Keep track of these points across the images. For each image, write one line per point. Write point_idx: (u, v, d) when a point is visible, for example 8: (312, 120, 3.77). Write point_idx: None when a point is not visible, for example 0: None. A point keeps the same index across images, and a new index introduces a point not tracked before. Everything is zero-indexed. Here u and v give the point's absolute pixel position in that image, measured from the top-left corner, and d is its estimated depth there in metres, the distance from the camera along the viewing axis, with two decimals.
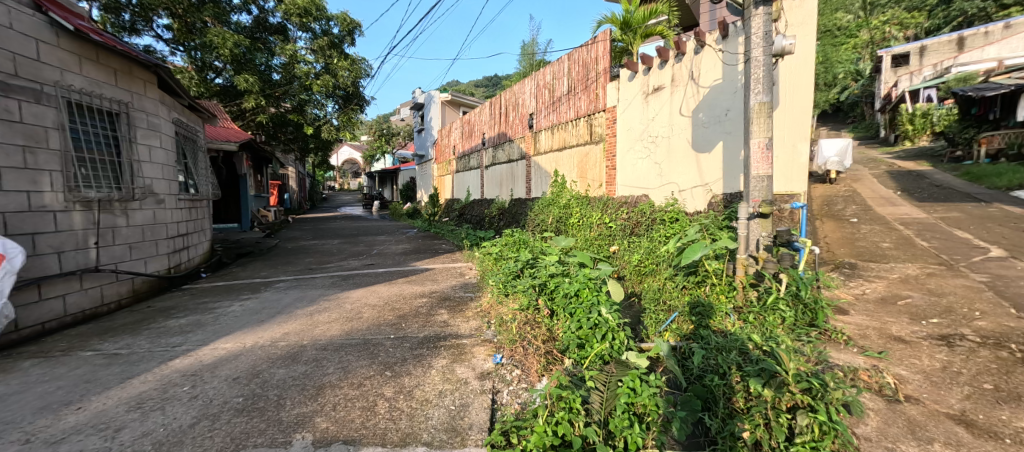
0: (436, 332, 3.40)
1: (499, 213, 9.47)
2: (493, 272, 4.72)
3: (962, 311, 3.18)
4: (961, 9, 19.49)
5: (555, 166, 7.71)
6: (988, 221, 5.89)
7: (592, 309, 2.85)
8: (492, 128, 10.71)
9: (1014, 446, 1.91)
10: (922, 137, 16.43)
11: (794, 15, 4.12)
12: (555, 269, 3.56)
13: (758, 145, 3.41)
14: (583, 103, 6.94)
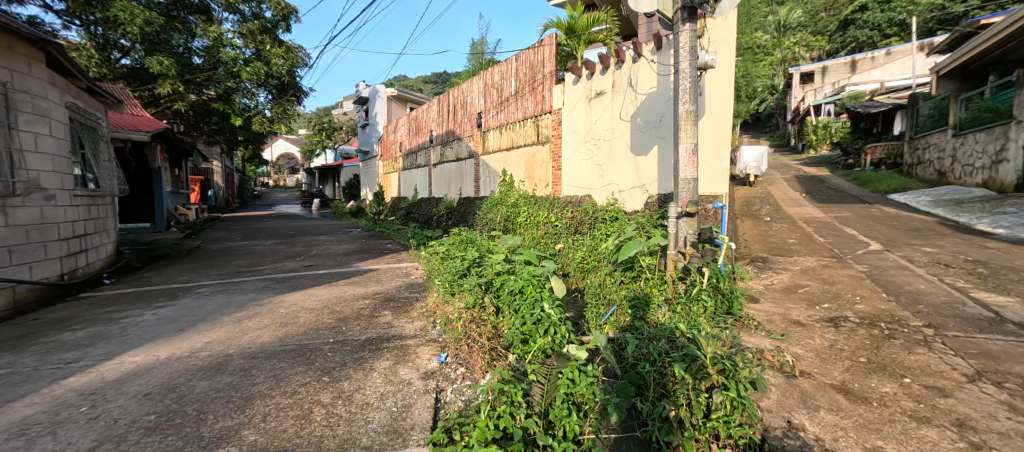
0: (378, 334, 3.33)
1: (447, 212, 9.41)
2: (440, 271, 4.69)
3: (847, 297, 3.66)
4: (854, 37, 22.19)
5: (503, 166, 7.79)
6: (871, 220, 6.80)
7: (536, 305, 2.94)
8: (440, 126, 10.57)
9: (879, 407, 2.24)
10: (823, 147, 18.58)
11: (716, 32, 4.49)
12: (501, 267, 3.64)
13: (685, 150, 3.67)
14: (530, 104, 7.07)
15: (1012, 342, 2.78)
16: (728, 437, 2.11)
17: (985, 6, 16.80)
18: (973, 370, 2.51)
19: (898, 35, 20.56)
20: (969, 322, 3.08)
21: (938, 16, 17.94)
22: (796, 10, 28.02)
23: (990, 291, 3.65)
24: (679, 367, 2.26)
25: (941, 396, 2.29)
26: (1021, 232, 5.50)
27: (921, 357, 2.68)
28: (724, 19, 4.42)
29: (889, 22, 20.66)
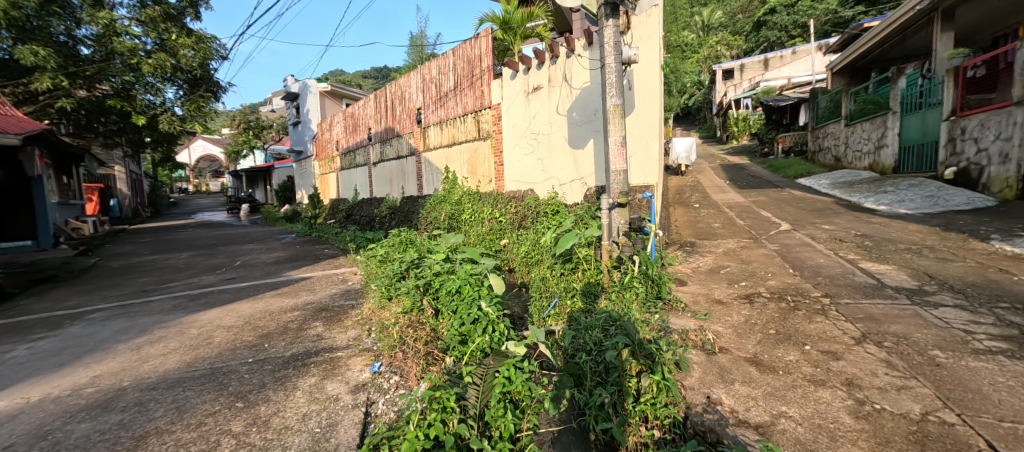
0: (306, 348, 3.15)
1: (390, 212, 9.09)
2: (378, 273, 4.50)
3: (761, 274, 4.02)
4: (766, 37, 24.39)
5: (446, 162, 7.65)
6: (783, 203, 7.49)
7: (473, 304, 2.93)
8: (378, 122, 10.16)
9: (783, 375, 2.48)
10: (743, 137, 20.29)
11: (640, 29, 4.70)
12: (440, 267, 3.58)
13: (615, 143, 3.79)
14: (470, 100, 6.98)
15: (889, 305, 3.20)
16: (656, 419, 2.23)
17: (868, 11, 19.14)
18: (859, 332, 2.86)
19: (801, 37, 22.85)
20: (857, 290, 3.50)
21: (832, 19, 20.30)
22: (717, 11, 30.19)
23: (874, 261, 4.17)
24: (612, 355, 2.35)
25: (834, 359, 2.58)
26: (899, 208, 6.33)
27: (818, 325, 3.00)
28: (649, 17, 4.63)
29: (794, 24, 22.89)
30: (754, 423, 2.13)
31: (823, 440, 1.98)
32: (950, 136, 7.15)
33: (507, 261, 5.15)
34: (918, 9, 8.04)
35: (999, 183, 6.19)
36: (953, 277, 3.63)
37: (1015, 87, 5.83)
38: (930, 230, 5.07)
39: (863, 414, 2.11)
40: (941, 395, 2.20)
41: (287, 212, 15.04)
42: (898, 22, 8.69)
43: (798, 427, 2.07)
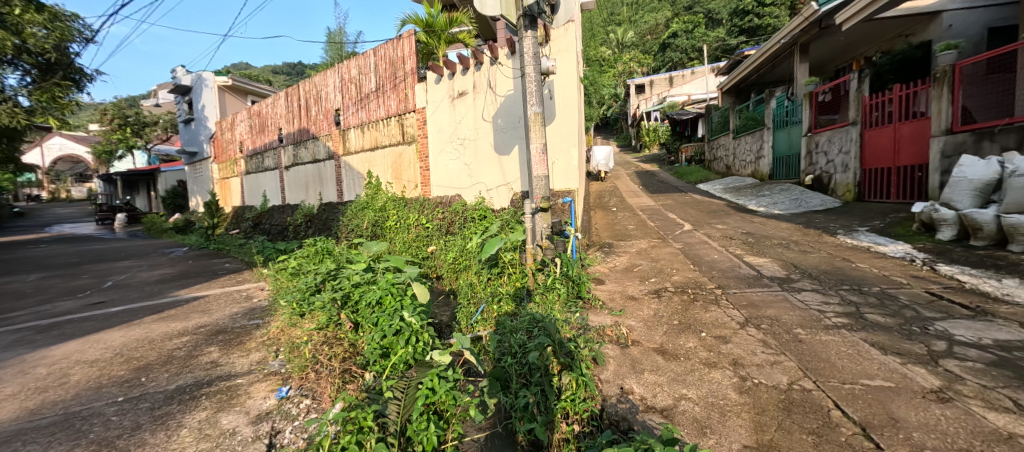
0: (196, 378, 2.83)
1: (305, 220, 8.51)
2: (290, 286, 4.18)
3: (668, 270, 4.38)
4: (670, 58, 26.81)
5: (368, 167, 7.32)
6: (685, 206, 8.25)
7: (395, 315, 2.86)
8: (290, 123, 9.44)
9: (684, 361, 2.72)
10: (653, 147, 22.02)
11: (559, 42, 4.90)
12: (361, 277, 3.44)
13: (536, 150, 3.83)
14: (393, 102, 6.75)
15: (767, 292, 3.67)
16: (576, 414, 2.32)
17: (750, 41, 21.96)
18: (744, 317, 3.24)
19: (698, 59, 25.57)
20: (742, 280, 3.96)
21: (722, 46, 23.01)
22: (629, 31, 32.58)
23: (756, 254, 4.75)
24: (535, 356, 2.43)
25: (724, 342, 2.89)
26: (776, 209, 7.27)
27: (713, 313, 3.35)
28: (566, 30, 4.84)
29: (692, 48, 25.48)
30: (660, 407, 2.31)
31: (715, 416, 2.21)
32: (809, 148, 8.38)
33: (435, 268, 5.09)
34: (781, 43, 9.34)
35: (842, 188, 7.36)
36: (812, 266, 4.25)
37: (853, 110, 7.04)
38: (797, 227, 5.90)
39: (746, 389, 2.40)
40: (804, 366, 2.56)
41: (177, 222, 13.44)
42: (767, 53, 10.03)
43: (695, 407, 2.29)
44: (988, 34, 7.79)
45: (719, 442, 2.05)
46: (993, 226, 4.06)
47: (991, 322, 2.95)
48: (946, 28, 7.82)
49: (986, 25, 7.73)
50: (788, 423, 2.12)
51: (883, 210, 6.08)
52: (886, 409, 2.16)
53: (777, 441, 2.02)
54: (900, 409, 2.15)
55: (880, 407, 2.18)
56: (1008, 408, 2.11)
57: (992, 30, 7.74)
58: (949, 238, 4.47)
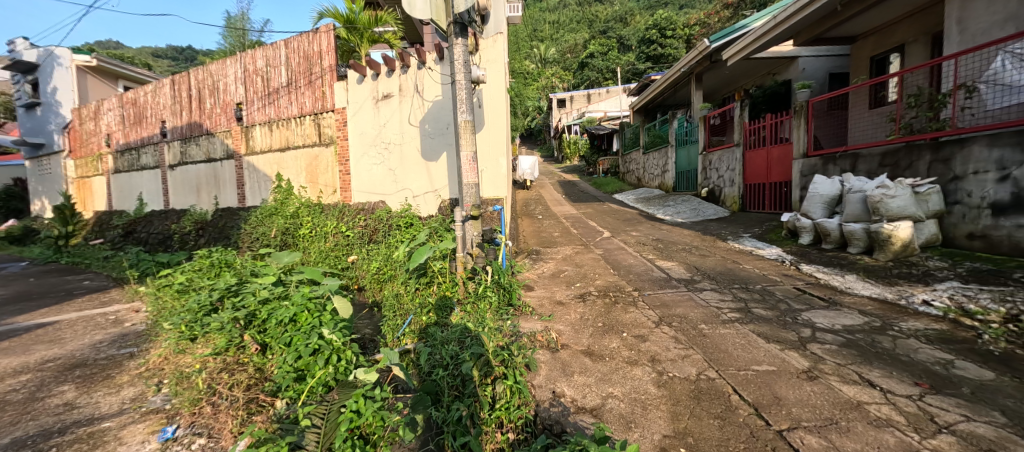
0: (46, 426, 2.40)
1: (195, 227, 7.53)
2: (177, 305, 3.65)
3: (591, 275, 4.57)
4: (587, 76, 28.45)
5: (277, 168, 6.66)
6: (604, 214, 8.69)
7: (312, 333, 2.67)
8: (175, 115, 8.21)
9: (609, 360, 2.84)
10: (574, 158, 23.21)
11: (487, 52, 4.93)
12: (270, 292, 3.11)
13: (466, 158, 3.79)
14: (308, 100, 6.25)
15: (675, 292, 3.97)
16: (510, 422, 2.31)
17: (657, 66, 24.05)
18: (659, 317, 3.47)
19: (613, 79, 27.39)
20: (655, 283, 4.25)
21: (631, 70, 24.96)
22: (551, 48, 33.99)
23: (664, 258, 5.13)
24: (468, 367, 2.38)
25: (642, 341, 3.07)
26: (680, 217, 7.91)
27: (632, 314, 3.54)
28: (494, 41, 4.89)
29: (606, 69, 27.34)
30: (590, 407, 2.38)
31: (638, 410, 2.33)
32: (704, 165, 9.29)
33: (358, 279, 4.83)
34: (681, 72, 10.25)
35: (730, 199, 8.25)
36: (710, 268, 4.69)
37: (737, 133, 7.97)
38: (696, 233, 6.47)
39: (663, 383, 2.56)
40: (707, 358, 2.80)
41: (12, 229, 11.33)
42: (670, 78, 10.97)
43: (621, 404, 2.39)
44: (829, 78, 9.18)
45: (643, 435, 2.15)
46: (837, 232, 4.78)
47: (841, 310, 3.48)
48: (801, 71, 9.07)
49: (828, 70, 9.10)
50: (698, 411, 2.30)
51: (760, 219, 6.91)
52: (771, 390, 2.43)
53: (690, 428, 2.18)
54: (781, 389, 2.44)
55: (766, 389, 2.45)
56: (856, 381, 2.50)
57: (832, 75, 9.13)
58: (808, 243, 5.19)
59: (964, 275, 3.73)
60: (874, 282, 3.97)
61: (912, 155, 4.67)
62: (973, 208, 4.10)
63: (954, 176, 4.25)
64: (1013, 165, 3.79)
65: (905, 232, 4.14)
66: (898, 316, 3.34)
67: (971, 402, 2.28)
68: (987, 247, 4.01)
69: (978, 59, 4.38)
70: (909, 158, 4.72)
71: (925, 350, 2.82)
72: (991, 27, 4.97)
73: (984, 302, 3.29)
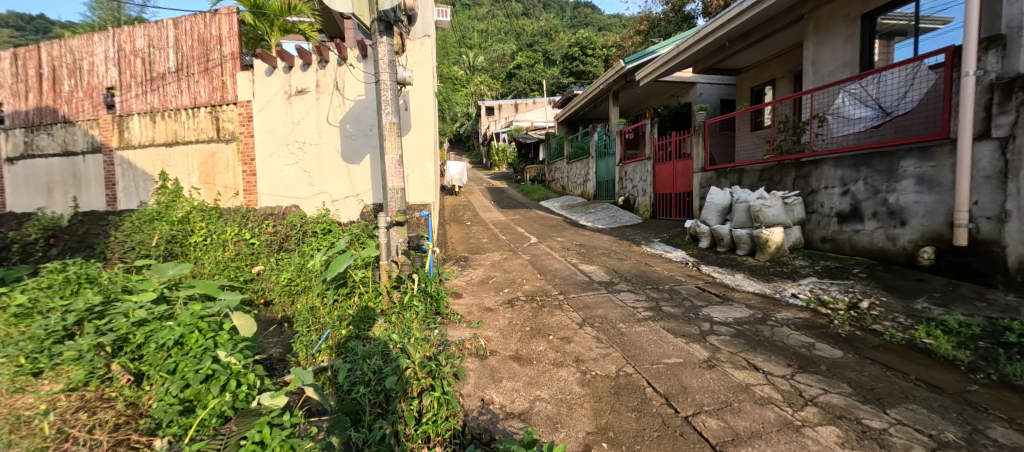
0: None
1: (44, 234, 5.71)
2: (13, 333, 3.00)
3: (519, 280, 4.62)
4: (515, 86, 29.12)
5: (160, 166, 5.60)
6: (531, 220, 8.88)
7: (205, 357, 2.40)
8: (16, 95, 6.37)
9: (536, 364, 2.87)
10: (503, 166, 23.67)
11: (415, 54, 4.82)
12: (148, 313, 2.75)
13: (391, 162, 3.64)
14: (203, 90, 5.44)
15: (596, 294, 4.15)
16: (437, 436, 2.23)
17: None
18: (582, 318, 3.58)
19: (539, 91, 28.37)
20: (578, 286, 4.41)
21: (557, 83, 26.00)
22: (480, 56, 34.29)
23: (587, 262, 5.34)
24: (392, 381, 2.30)
25: (567, 342, 3.15)
26: (600, 224, 8.30)
27: (558, 316, 3.64)
28: (423, 43, 4.80)
29: (533, 81, 28.27)
30: (518, 412, 2.37)
31: (563, 410, 2.37)
32: (620, 175, 9.87)
33: (264, 292, 4.42)
34: (600, 88, 10.80)
35: (642, 207, 8.86)
36: (626, 270, 4.97)
37: (649, 147, 8.57)
38: (614, 239, 6.83)
39: (587, 381, 2.64)
40: (626, 355, 2.94)
41: None
42: (591, 93, 11.49)
43: (547, 406, 2.41)
44: (720, 103, 10.29)
45: (568, 434, 2.19)
46: (729, 237, 5.33)
47: (732, 305, 3.86)
48: (699, 95, 10.03)
49: (719, 96, 10.20)
50: (619, 406, 2.40)
51: (668, 225, 7.49)
52: (679, 381, 2.61)
53: (611, 423, 2.26)
54: (687, 378, 2.64)
55: (675, 380, 2.63)
56: (745, 366, 2.78)
57: (723, 100, 10.25)
58: (706, 246, 5.70)
59: (820, 271, 4.36)
60: (756, 279, 4.48)
61: (782, 172, 5.39)
62: (824, 217, 4.81)
63: (811, 190, 4.97)
64: (852, 182, 4.50)
65: (779, 236, 4.75)
66: (775, 308, 3.78)
67: (828, 377, 2.65)
68: (835, 248, 4.69)
69: (828, 95, 5.17)
70: (780, 174, 5.44)
71: (794, 336, 3.22)
72: (835, 71, 5.90)
73: (834, 292, 3.87)
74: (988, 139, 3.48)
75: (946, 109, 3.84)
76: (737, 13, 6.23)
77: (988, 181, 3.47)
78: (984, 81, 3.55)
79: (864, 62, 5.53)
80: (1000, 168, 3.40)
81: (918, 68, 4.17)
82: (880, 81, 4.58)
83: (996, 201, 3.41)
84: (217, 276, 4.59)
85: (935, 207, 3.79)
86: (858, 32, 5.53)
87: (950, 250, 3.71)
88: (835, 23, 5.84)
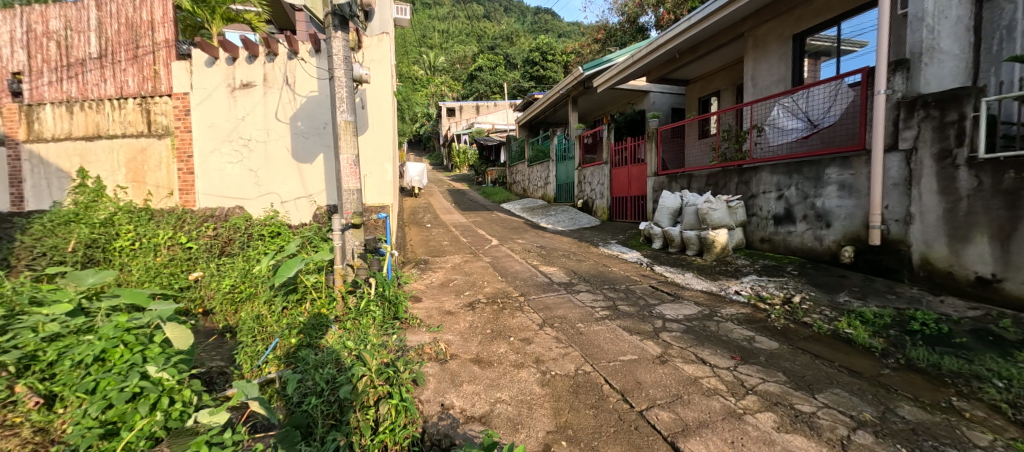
0: None
1: None
2: None
3: (480, 282, 4.59)
4: (476, 88, 29.08)
5: (79, 162, 5.07)
6: (492, 222, 8.87)
7: (132, 373, 2.20)
8: None
9: (496, 366, 2.85)
10: (464, 167, 23.58)
11: (372, 51, 4.69)
12: (62, 326, 2.50)
13: (346, 162, 3.52)
14: (131, 78, 4.99)
15: (556, 295, 4.19)
16: (395, 444, 2.16)
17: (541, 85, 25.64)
18: (543, 319, 3.60)
19: (500, 93, 28.51)
20: (538, 287, 4.44)
21: (518, 86, 26.19)
22: (440, 56, 33.97)
23: (547, 264, 5.40)
24: (347, 390, 2.22)
25: (528, 343, 3.16)
26: (560, 226, 8.41)
27: (519, 318, 3.64)
28: (380, 41, 4.68)
29: (494, 84, 28.34)
30: (478, 415, 2.34)
31: (524, 411, 2.37)
32: (579, 179, 10.06)
33: (202, 300, 4.14)
34: (560, 93, 10.96)
35: (600, 209, 9.07)
36: (584, 271, 5.06)
37: (606, 152, 8.80)
38: (573, 240, 6.94)
39: (547, 381, 2.65)
40: (584, 353, 2.99)
41: None
42: (551, 98, 11.64)
43: (508, 407, 2.41)
44: (672, 111, 10.76)
45: (528, 435, 2.19)
46: (679, 238, 5.54)
47: (683, 303, 4.02)
48: (652, 103, 10.43)
49: (670, 105, 10.66)
50: (578, 404, 2.43)
51: (624, 227, 7.71)
52: (634, 377, 2.68)
53: (570, 421, 2.28)
54: (641, 374, 2.71)
55: (631, 376, 2.69)
56: (695, 360, 2.89)
57: (673, 109, 10.73)
58: (659, 247, 5.89)
59: (760, 270, 4.63)
60: (703, 277, 4.68)
61: (726, 177, 5.69)
62: (763, 220, 5.11)
63: (751, 195, 5.27)
64: (786, 187, 4.82)
65: (723, 237, 5.01)
66: (720, 304, 3.97)
67: (766, 367, 2.80)
68: (772, 248, 5.00)
69: (764, 106, 5.46)
70: (725, 179, 5.73)
71: (737, 330, 3.39)
72: (771, 85, 6.33)
73: (771, 289, 4.12)
74: (896, 150, 3.82)
75: (862, 123, 4.18)
76: (686, 28, 6.52)
77: (896, 188, 3.81)
78: (892, 99, 3.89)
79: (797, 77, 5.97)
80: (905, 176, 3.74)
81: (840, 86, 4.54)
82: (808, 96, 4.90)
83: (903, 205, 3.77)
84: (146, 283, 4.16)
85: (855, 210, 4.14)
86: (790, 50, 5.95)
87: (867, 249, 4.04)
88: (770, 42, 6.24)
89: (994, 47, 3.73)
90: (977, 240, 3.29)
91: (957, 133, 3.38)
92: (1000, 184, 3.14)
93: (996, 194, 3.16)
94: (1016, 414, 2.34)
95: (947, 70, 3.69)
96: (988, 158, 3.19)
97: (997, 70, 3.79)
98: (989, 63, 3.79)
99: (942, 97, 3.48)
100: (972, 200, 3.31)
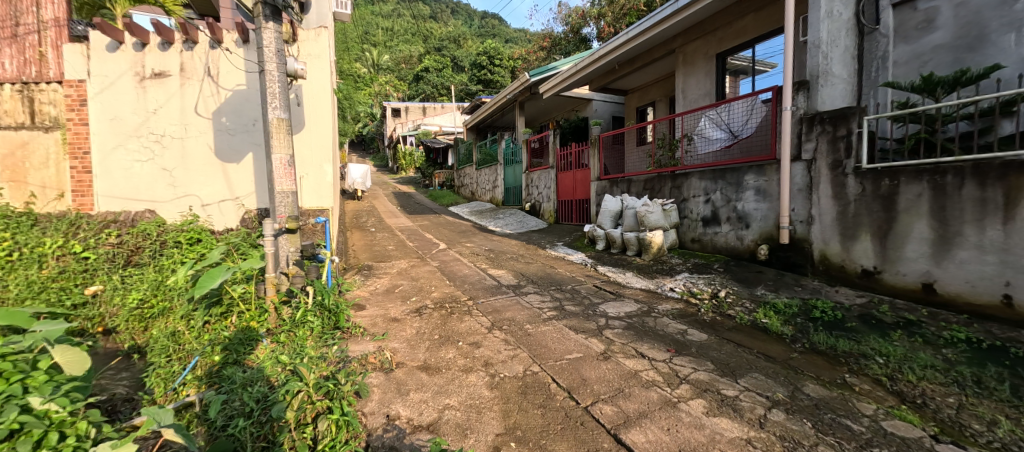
0: None
1: None
2: None
3: (428, 287, 4.49)
4: (423, 90, 28.63)
5: None
6: (440, 226, 8.74)
7: (9, 406, 1.89)
8: None
9: (443, 371, 2.79)
10: (411, 170, 23.07)
11: (308, 45, 4.45)
12: None
13: (279, 161, 3.31)
14: (12, 61, 4.36)
15: (504, 298, 4.19)
16: None
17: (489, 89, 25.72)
18: (492, 322, 3.58)
19: (447, 95, 28.26)
20: (487, 290, 4.42)
21: (465, 89, 26.10)
22: (385, 55, 33.07)
23: (495, 267, 5.39)
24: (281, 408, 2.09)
25: (477, 347, 3.12)
26: (507, 229, 8.44)
27: (468, 323, 3.59)
28: (318, 35, 4.44)
29: (441, 85, 28.04)
30: (426, 424, 2.28)
31: (472, 416, 2.33)
32: (527, 182, 10.17)
33: (102, 318, 3.63)
34: (507, 98, 11.03)
35: (547, 213, 9.22)
36: (532, 273, 5.12)
37: (552, 157, 8.98)
38: (520, 243, 7.00)
39: (495, 384, 2.63)
40: (532, 354, 3.01)
41: None
42: (498, 102, 11.70)
43: (456, 413, 2.36)
44: (612, 119, 11.19)
45: (477, 439, 2.15)
46: (620, 239, 5.74)
47: (623, 300, 4.18)
48: (594, 111, 10.79)
49: (611, 113, 11.07)
50: (525, 404, 2.43)
51: (570, 229, 7.88)
52: (579, 374, 2.73)
53: (518, 422, 2.28)
54: (586, 371, 2.77)
55: (576, 373, 2.74)
56: (635, 354, 3.01)
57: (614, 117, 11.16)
58: (602, 248, 6.07)
59: (691, 268, 4.91)
60: (642, 276, 4.88)
61: (660, 183, 6.01)
62: (693, 221, 5.42)
63: (683, 198, 5.58)
64: (712, 192, 5.15)
65: (660, 238, 5.26)
66: (657, 301, 4.16)
67: (697, 357, 2.97)
68: (701, 248, 5.31)
69: (693, 117, 5.83)
70: (660, 184, 6.04)
71: (672, 325, 3.56)
72: (698, 99, 6.75)
73: (701, 285, 4.38)
74: (800, 160, 4.20)
75: (773, 135, 4.57)
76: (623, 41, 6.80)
77: (800, 193, 4.19)
78: (796, 116, 4.29)
79: (720, 89, 6.42)
80: (807, 183, 4.12)
81: (755, 102, 4.94)
82: (729, 110, 5.29)
83: (806, 207, 4.14)
84: (27, 301, 3.53)
85: (768, 212, 4.51)
86: (713, 67, 6.40)
87: (779, 247, 4.41)
88: (698, 59, 6.67)
89: (873, 74, 4.06)
90: (863, 238, 3.71)
91: (846, 146, 3.79)
92: (879, 189, 3.57)
93: (876, 199, 3.60)
94: (893, 385, 2.65)
95: (838, 92, 4.05)
96: (870, 167, 3.63)
97: (875, 93, 4.10)
98: (868, 87, 4.11)
99: (835, 115, 3.88)
100: (859, 204, 3.72)
